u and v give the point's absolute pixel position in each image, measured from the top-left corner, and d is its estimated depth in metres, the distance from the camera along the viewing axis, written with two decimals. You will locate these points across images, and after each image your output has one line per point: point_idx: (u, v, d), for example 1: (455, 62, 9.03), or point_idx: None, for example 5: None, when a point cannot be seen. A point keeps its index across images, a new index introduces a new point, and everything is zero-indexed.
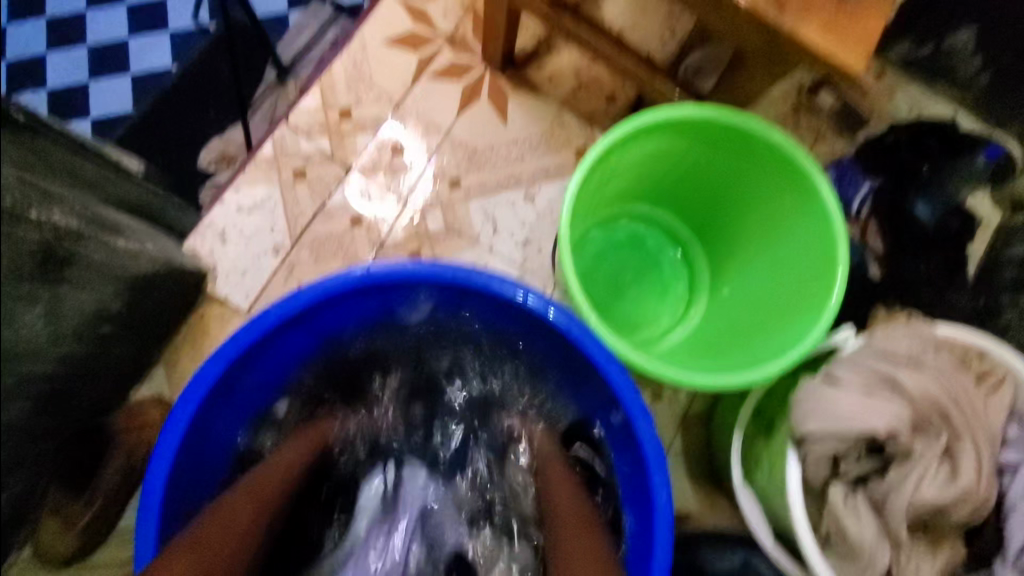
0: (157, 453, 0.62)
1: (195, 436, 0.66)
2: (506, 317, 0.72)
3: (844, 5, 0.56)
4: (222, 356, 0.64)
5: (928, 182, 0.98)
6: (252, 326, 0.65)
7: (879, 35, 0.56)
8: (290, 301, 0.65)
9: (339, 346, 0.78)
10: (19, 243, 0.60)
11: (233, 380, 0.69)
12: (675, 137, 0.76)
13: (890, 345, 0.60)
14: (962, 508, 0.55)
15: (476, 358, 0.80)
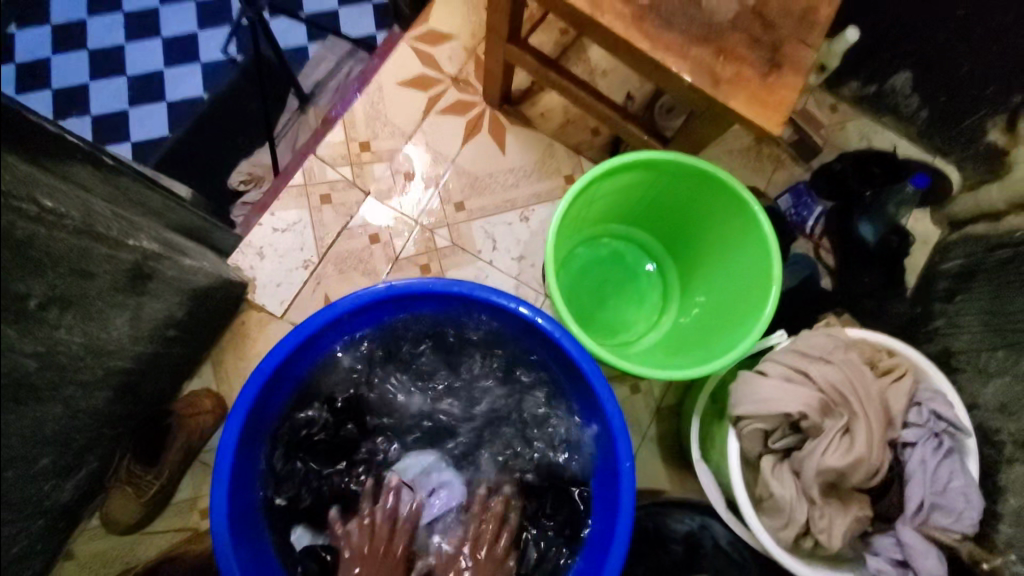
0: (225, 435, 0.74)
1: (251, 423, 0.79)
2: (504, 324, 0.86)
3: (768, 79, 0.72)
4: (275, 354, 0.77)
5: (870, 205, 1.12)
6: (297, 331, 0.78)
7: (794, 103, 0.71)
8: (328, 310, 0.79)
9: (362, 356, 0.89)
10: (118, 263, 0.76)
11: (278, 380, 0.81)
12: (645, 173, 0.91)
13: (807, 345, 0.76)
14: (859, 472, 0.70)
15: (480, 367, 0.91)
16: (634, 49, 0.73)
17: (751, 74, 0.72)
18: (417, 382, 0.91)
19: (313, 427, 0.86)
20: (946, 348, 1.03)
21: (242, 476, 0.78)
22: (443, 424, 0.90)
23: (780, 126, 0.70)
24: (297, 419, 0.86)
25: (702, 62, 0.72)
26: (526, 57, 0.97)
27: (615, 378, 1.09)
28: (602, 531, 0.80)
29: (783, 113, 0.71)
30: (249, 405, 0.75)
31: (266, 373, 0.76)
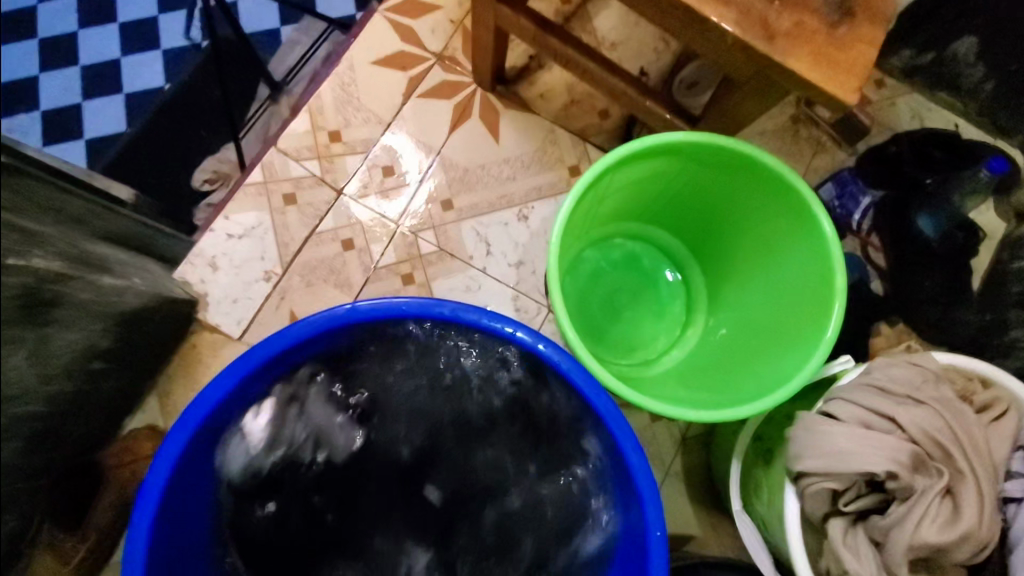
0: (139, 503, 0.60)
1: (180, 484, 0.64)
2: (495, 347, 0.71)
3: (834, 33, 0.55)
4: (200, 406, 0.62)
5: (933, 195, 0.95)
6: (233, 369, 0.63)
7: (871, 62, 0.55)
8: (274, 342, 0.64)
9: (297, 416, 0.71)
10: (2, 289, 0.58)
11: (211, 436, 0.66)
12: (667, 162, 0.74)
13: (886, 379, 0.59)
14: (963, 547, 0.54)
15: (459, 420, 0.74)
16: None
17: (815, 24, 0.55)
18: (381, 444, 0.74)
19: (262, 510, 0.70)
20: None
21: (168, 550, 0.64)
22: (424, 494, 0.74)
23: (856, 92, 0.54)
24: (251, 511, 0.70)
25: (753, 10, 0.55)
26: (521, 21, 0.79)
27: (632, 404, 0.92)
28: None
29: (860, 75, 0.54)
30: (158, 498, 0.60)
31: (173, 457, 0.61)
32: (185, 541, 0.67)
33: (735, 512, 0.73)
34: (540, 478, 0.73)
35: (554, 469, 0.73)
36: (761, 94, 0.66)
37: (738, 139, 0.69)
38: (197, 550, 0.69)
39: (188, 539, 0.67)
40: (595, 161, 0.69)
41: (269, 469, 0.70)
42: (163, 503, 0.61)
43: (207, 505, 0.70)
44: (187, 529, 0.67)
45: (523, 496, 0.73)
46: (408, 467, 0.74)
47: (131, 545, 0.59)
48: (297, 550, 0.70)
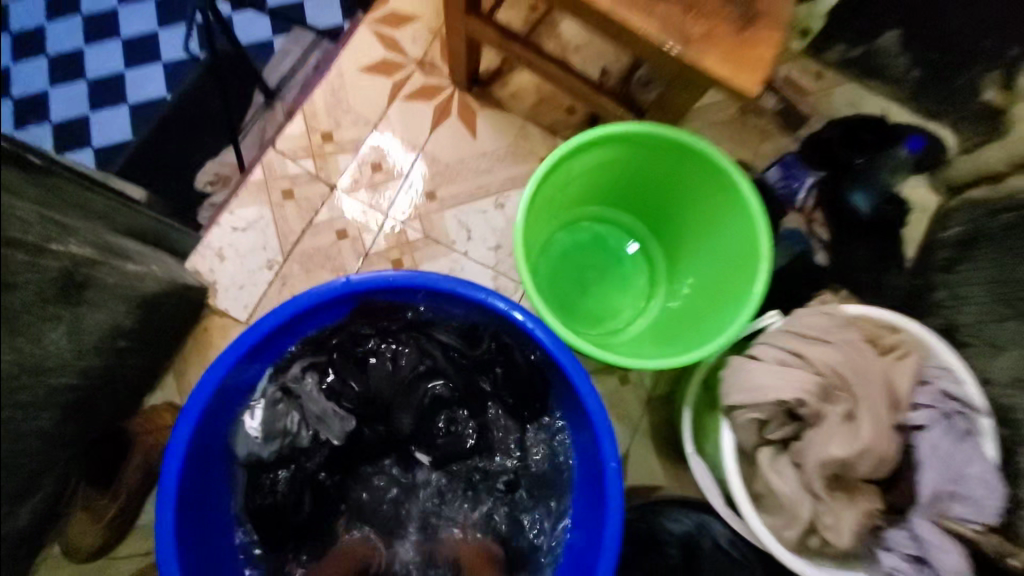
0: (169, 453, 0.68)
1: (201, 440, 0.73)
2: (472, 312, 0.80)
3: (743, 36, 0.67)
4: (217, 368, 0.70)
5: (862, 173, 1.07)
6: (246, 336, 0.72)
7: (772, 58, 0.66)
8: (280, 312, 0.73)
9: (286, 409, 0.79)
10: (43, 272, 0.69)
11: (227, 397, 0.75)
12: (620, 148, 0.84)
13: (805, 325, 0.69)
14: (864, 461, 0.65)
15: (438, 403, 0.83)
16: (596, 9, 0.67)
17: (726, 31, 0.66)
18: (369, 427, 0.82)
19: (269, 482, 0.78)
20: (950, 322, 0.97)
21: (192, 497, 0.73)
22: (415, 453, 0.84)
23: (759, 84, 0.65)
24: (265, 481, 0.78)
25: (671, 20, 0.66)
26: (489, 32, 0.90)
27: (600, 371, 1.01)
28: (585, 548, 0.75)
29: (762, 71, 0.66)
30: (182, 456, 0.69)
31: (196, 413, 0.70)
32: (207, 490, 0.76)
33: (689, 456, 0.82)
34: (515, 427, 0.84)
35: (527, 417, 0.83)
36: (692, 91, 0.78)
37: (677, 127, 0.80)
38: (221, 501, 0.79)
39: (213, 494, 0.77)
40: (553, 148, 0.79)
41: (268, 459, 0.77)
42: (188, 454, 0.70)
43: (224, 460, 0.79)
44: (210, 491, 0.77)
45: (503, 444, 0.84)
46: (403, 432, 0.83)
47: (161, 501, 0.68)
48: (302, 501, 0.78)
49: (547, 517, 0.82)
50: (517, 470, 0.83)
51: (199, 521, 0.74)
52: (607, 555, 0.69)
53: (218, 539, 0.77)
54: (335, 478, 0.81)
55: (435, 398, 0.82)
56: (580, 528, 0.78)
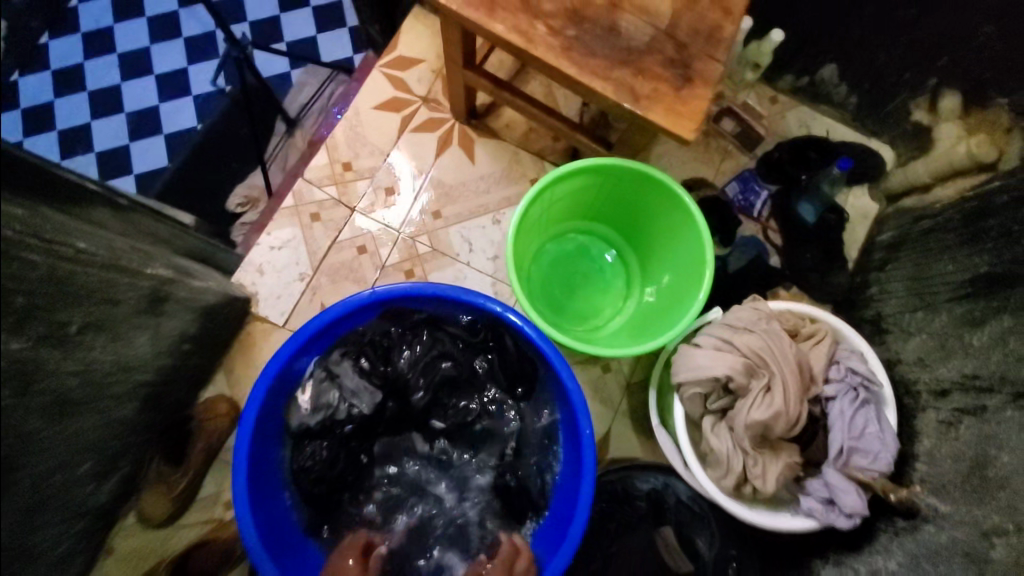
0: (243, 424, 0.88)
1: (265, 415, 0.92)
2: (476, 313, 0.99)
3: (681, 93, 0.85)
4: (277, 359, 0.90)
5: (807, 187, 1.23)
6: (297, 336, 0.91)
7: (706, 110, 0.84)
8: (323, 316, 0.92)
9: (329, 387, 0.98)
10: (138, 290, 0.88)
11: (283, 382, 0.94)
12: (593, 176, 1.03)
13: (733, 318, 0.88)
14: (780, 423, 0.84)
15: (447, 381, 1.02)
16: (566, 74, 0.85)
17: (667, 89, 0.84)
18: (392, 399, 1.01)
19: (312, 448, 0.97)
20: (878, 313, 1.13)
21: (259, 461, 0.92)
22: (432, 424, 1.04)
23: (694, 131, 0.83)
24: (310, 450, 0.97)
25: (624, 83, 0.84)
26: (482, 80, 1.08)
27: (584, 362, 1.19)
28: (567, 496, 0.95)
29: (696, 120, 0.83)
30: (252, 428, 0.88)
31: (262, 394, 0.89)
32: (268, 455, 0.95)
33: (654, 427, 1.00)
34: (509, 407, 1.03)
35: (517, 398, 1.03)
36: (647, 131, 0.97)
37: (638, 160, 0.97)
38: (277, 467, 0.97)
39: (272, 460, 0.96)
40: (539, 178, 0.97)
41: (314, 427, 0.97)
42: (256, 425, 0.89)
43: (279, 433, 0.98)
44: (269, 460, 0.95)
45: (500, 417, 1.03)
46: (419, 410, 1.02)
47: (237, 463, 0.87)
48: (341, 468, 0.98)
49: (536, 478, 1.00)
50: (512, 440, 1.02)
51: (263, 482, 0.93)
52: (584, 500, 0.88)
53: (277, 499, 0.96)
54: (363, 444, 1.01)
55: (446, 378, 1.02)
56: (564, 486, 0.97)
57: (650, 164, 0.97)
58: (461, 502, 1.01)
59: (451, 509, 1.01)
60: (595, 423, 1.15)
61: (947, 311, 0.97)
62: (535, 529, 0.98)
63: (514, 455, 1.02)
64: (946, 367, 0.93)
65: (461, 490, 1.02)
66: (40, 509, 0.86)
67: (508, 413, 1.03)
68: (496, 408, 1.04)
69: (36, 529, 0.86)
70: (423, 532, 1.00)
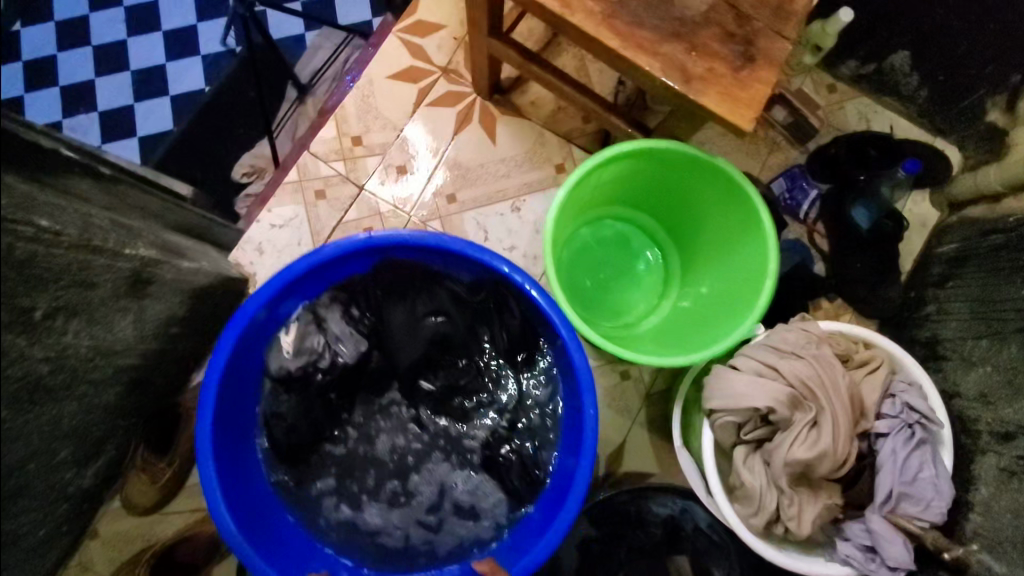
0: (212, 363, 0.79)
1: (239, 356, 0.83)
2: (478, 269, 0.89)
3: (740, 74, 0.73)
4: (256, 299, 0.80)
5: (864, 189, 1.09)
6: (280, 277, 0.81)
7: (767, 96, 0.73)
8: (312, 258, 0.82)
9: (315, 332, 0.91)
10: (117, 271, 0.80)
11: (265, 320, 0.86)
12: (640, 160, 0.92)
13: (779, 340, 0.80)
14: (824, 463, 0.75)
15: (438, 339, 0.95)
16: (606, 47, 0.73)
17: (724, 69, 0.73)
18: (377, 351, 0.95)
19: (287, 397, 0.90)
20: (935, 335, 1.02)
21: (227, 404, 0.83)
22: (420, 386, 0.97)
23: (753, 121, 0.72)
24: (283, 398, 0.90)
25: (674, 59, 0.73)
26: (508, 51, 0.96)
27: (603, 368, 1.09)
28: (563, 478, 0.85)
29: (756, 108, 0.72)
30: (221, 370, 0.79)
31: (237, 334, 0.80)
32: (243, 399, 0.87)
33: (676, 448, 0.89)
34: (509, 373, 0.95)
35: (517, 363, 0.95)
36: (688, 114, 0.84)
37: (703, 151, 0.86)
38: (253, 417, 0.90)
39: (247, 406, 0.89)
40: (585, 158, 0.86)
41: (295, 372, 0.90)
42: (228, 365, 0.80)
43: (257, 376, 0.89)
44: (244, 405, 0.88)
45: (501, 384, 0.96)
46: (405, 368, 0.95)
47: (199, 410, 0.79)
48: (316, 423, 0.91)
49: (534, 451, 0.91)
50: (507, 409, 0.95)
51: (232, 432, 0.85)
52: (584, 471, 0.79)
53: (247, 451, 0.89)
54: (346, 401, 0.94)
55: (439, 335, 0.95)
56: (564, 466, 0.86)
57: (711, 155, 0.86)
58: (455, 479, 0.92)
59: (447, 484, 0.92)
60: (611, 431, 1.07)
61: (1018, 343, 0.85)
62: (532, 505, 0.88)
63: (508, 425, 0.94)
64: (1011, 409, 0.83)
65: (453, 467, 0.93)
66: (20, 495, 0.79)
67: (510, 378, 0.95)
68: (493, 373, 0.96)
69: (15, 515, 0.81)
70: (401, 502, 0.91)
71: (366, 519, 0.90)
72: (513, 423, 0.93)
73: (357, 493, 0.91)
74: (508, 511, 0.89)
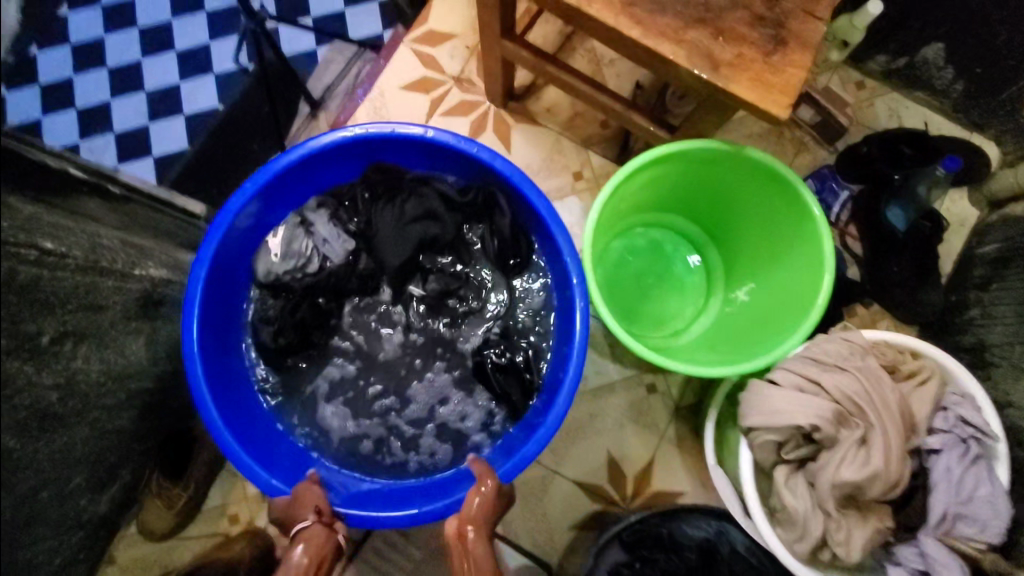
0: (198, 259, 0.77)
1: (226, 256, 0.82)
2: (466, 167, 0.89)
3: (771, 58, 0.69)
4: (242, 195, 0.79)
5: (900, 189, 1.02)
6: (264, 172, 0.80)
7: (801, 81, 0.69)
8: (297, 152, 0.81)
9: (302, 236, 0.88)
10: (127, 293, 0.81)
11: (254, 223, 0.86)
12: (668, 165, 0.88)
13: (821, 351, 0.75)
14: (875, 484, 0.70)
15: (425, 243, 0.90)
16: (628, 38, 0.70)
17: (753, 54, 0.69)
18: (365, 254, 0.91)
19: (274, 302, 0.88)
20: (980, 341, 0.96)
21: (214, 307, 0.81)
22: (410, 291, 0.93)
23: (788, 107, 0.68)
24: (266, 307, 0.88)
25: (700, 46, 0.69)
26: (523, 54, 0.93)
27: (628, 381, 1.06)
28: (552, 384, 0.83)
29: (791, 93, 0.68)
30: (209, 264, 0.78)
31: (224, 228, 0.78)
32: (232, 302, 0.87)
33: (710, 466, 0.85)
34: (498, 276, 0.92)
35: (508, 267, 0.91)
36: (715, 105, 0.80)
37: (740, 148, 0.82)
38: (239, 321, 0.89)
39: (236, 312, 0.88)
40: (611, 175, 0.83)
41: (283, 276, 0.87)
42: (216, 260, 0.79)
43: (246, 278, 0.89)
44: (233, 308, 0.87)
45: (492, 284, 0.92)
46: (397, 271, 0.90)
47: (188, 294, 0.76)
48: (308, 335, 0.88)
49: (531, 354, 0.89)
50: (502, 308, 0.91)
51: (219, 333, 0.83)
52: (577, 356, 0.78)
53: (233, 359, 0.87)
54: (332, 304, 0.91)
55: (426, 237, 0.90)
56: (556, 364, 0.85)
57: (746, 148, 0.82)
58: (452, 394, 0.90)
59: (447, 401, 0.89)
60: (638, 447, 1.04)
61: None
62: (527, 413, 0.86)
63: (500, 332, 0.90)
64: None
65: (450, 389, 0.90)
66: (33, 525, 0.77)
67: (500, 275, 0.92)
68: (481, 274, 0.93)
69: (30, 544, 0.78)
70: (397, 403, 0.89)
71: (350, 426, 0.88)
72: (507, 326, 0.91)
73: (350, 396, 0.89)
74: (501, 419, 0.88)
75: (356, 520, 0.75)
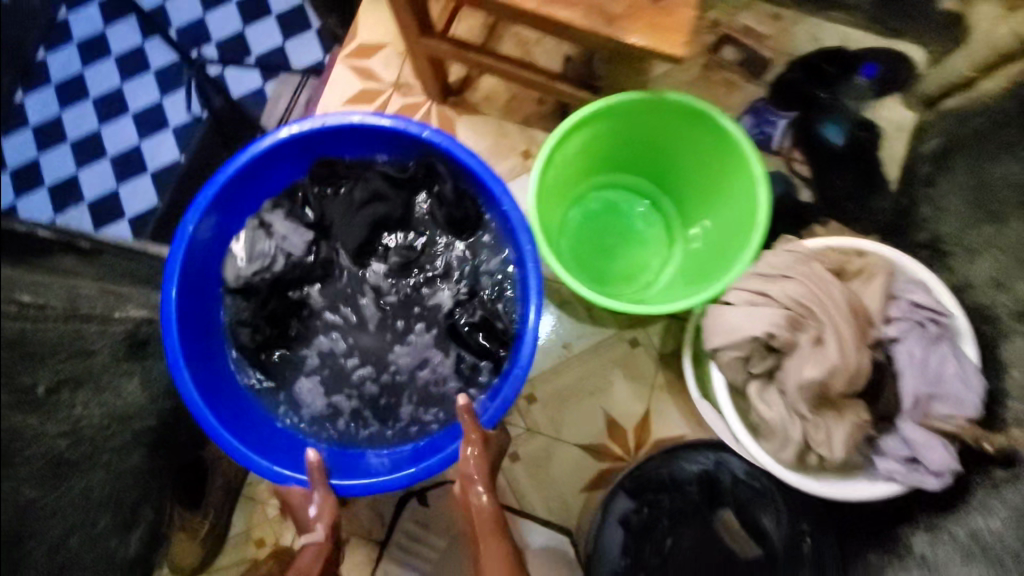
0: (167, 274, 0.81)
1: (194, 268, 0.86)
2: (403, 147, 0.92)
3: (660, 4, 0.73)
4: (196, 208, 0.83)
5: (828, 104, 1.09)
6: (213, 183, 0.83)
7: (692, 19, 0.73)
8: (239, 159, 0.84)
9: (261, 236, 0.92)
10: (113, 334, 0.85)
11: (215, 234, 0.89)
12: (598, 124, 0.91)
13: (767, 267, 0.79)
14: (838, 377, 0.73)
15: (378, 223, 0.94)
16: (524, 11, 0.74)
17: (643, 2, 0.73)
18: (323, 243, 0.96)
19: (246, 304, 0.92)
20: (934, 235, 0.99)
21: (191, 318, 0.85)
22: (372, 266, 0.96)
23: (685, 46, 0.72)
24: (240, 309, 0.93)
25: (594, 5, 0.73)
26: (444, 46, 0.97)
27: (610, 339, 1.09)
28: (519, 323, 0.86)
29: (684, 33, 0.72)
30: (177, 277, 0.81)
31: (186, 242, 0.82)
32: (208, 312, 0.91)
33: (697, 401, 0.88)
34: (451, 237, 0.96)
35: (459, 227, 0.95)
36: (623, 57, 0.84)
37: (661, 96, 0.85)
38: (219, 329, 0.93)
39: (214, 321, 0.92)
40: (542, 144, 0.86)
41: (250, 276, 0.91)
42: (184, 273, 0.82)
43: (217, 285, 0.92)
44: (209, 316, 0.91)
45: (450, 244, 0.97)
46: (355, 249, 0.94)
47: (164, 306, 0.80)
48: (282, 324, 0.93)
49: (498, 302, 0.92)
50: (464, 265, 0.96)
51: (201, 343, 0.87)
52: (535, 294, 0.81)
53: (218, 363, 0.91)
54: (301, 293, 0.95)
55: (376, 218, 0.94)
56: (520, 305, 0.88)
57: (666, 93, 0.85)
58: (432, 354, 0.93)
59: (430, 361, 0.93)
60: (632, 401, 1.07)
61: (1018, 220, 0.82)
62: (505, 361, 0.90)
63: (466, 289, 0.94)
64: None
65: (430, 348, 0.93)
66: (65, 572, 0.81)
67: (454, 234, 0.96)
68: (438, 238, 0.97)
69: None
70: (377, 370, 0.93)
71: (336, 400, 0.92)
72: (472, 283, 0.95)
73: (334, 376, 0.93)
74: (487, 369, 0.91)
75: (353, 488, 0.80)
